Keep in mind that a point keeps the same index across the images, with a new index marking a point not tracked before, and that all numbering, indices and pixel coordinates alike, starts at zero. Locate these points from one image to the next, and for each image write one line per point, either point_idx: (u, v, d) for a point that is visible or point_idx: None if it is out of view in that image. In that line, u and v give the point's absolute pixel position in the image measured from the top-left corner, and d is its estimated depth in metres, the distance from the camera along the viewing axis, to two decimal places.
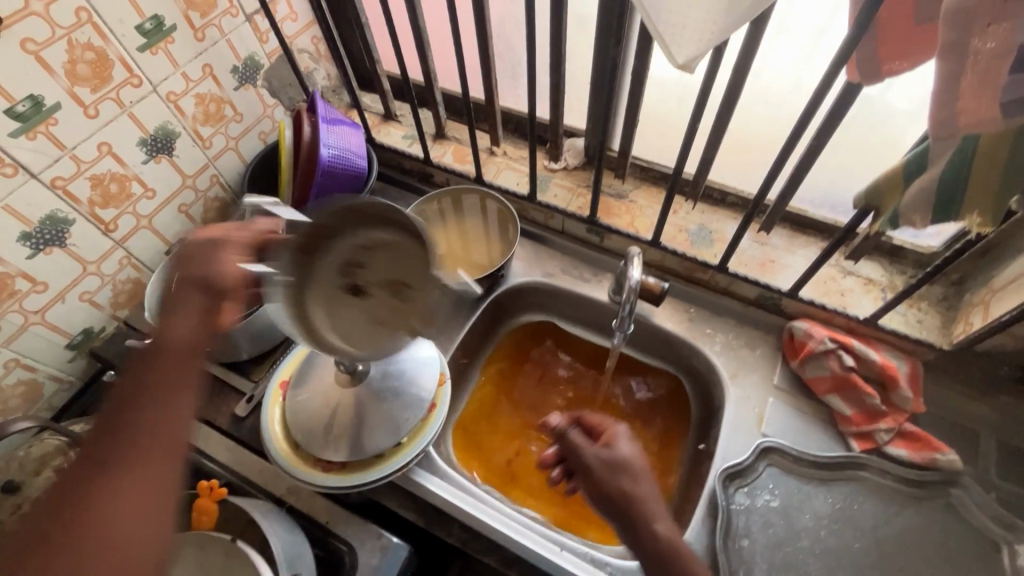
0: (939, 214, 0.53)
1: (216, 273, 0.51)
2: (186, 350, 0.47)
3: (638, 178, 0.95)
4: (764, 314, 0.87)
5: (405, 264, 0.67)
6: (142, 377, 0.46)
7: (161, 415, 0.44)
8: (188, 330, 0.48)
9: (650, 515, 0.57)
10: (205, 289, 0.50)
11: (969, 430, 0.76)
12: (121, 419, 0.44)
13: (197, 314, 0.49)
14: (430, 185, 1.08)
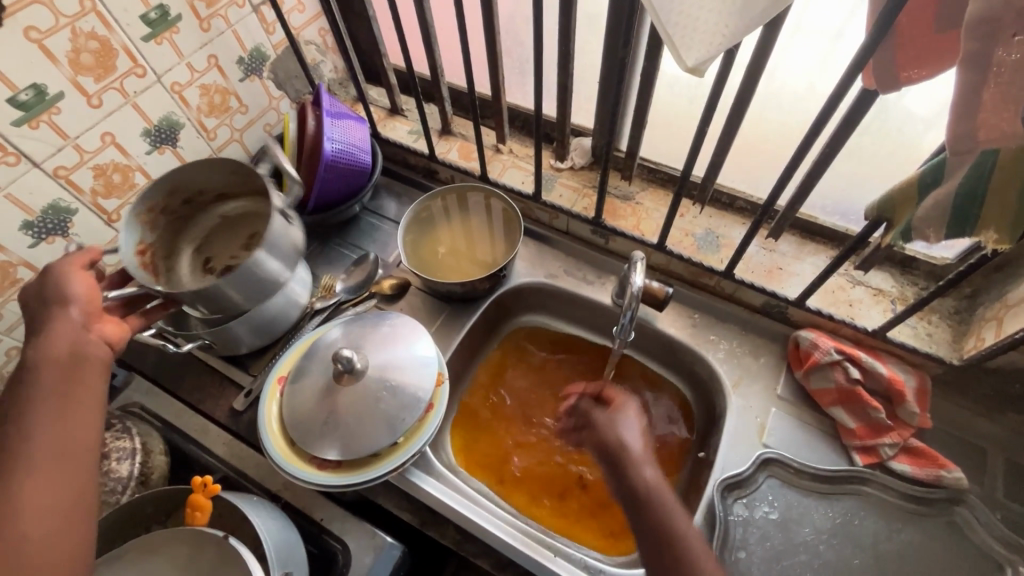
0: (954, 228, 0.51)
1: (70, 295, 0.58)
2: (69, 360, 0.55)
3: (646, 180, 0.94)
4: (770, 322, 0.86)
5: (244, 225, 0.90)
6: (26, 389, 0.52)
7: (54, 417, 0.51)
8: (72, 345, 0.56)
9: (637, 463, 0.63)
10: (65, 310, 0.57)
11: (976, 447, 0.75)
12: (12, 426, 0.50)
13: (79, 334, 0.57)
14: (434, 181, 1.07)
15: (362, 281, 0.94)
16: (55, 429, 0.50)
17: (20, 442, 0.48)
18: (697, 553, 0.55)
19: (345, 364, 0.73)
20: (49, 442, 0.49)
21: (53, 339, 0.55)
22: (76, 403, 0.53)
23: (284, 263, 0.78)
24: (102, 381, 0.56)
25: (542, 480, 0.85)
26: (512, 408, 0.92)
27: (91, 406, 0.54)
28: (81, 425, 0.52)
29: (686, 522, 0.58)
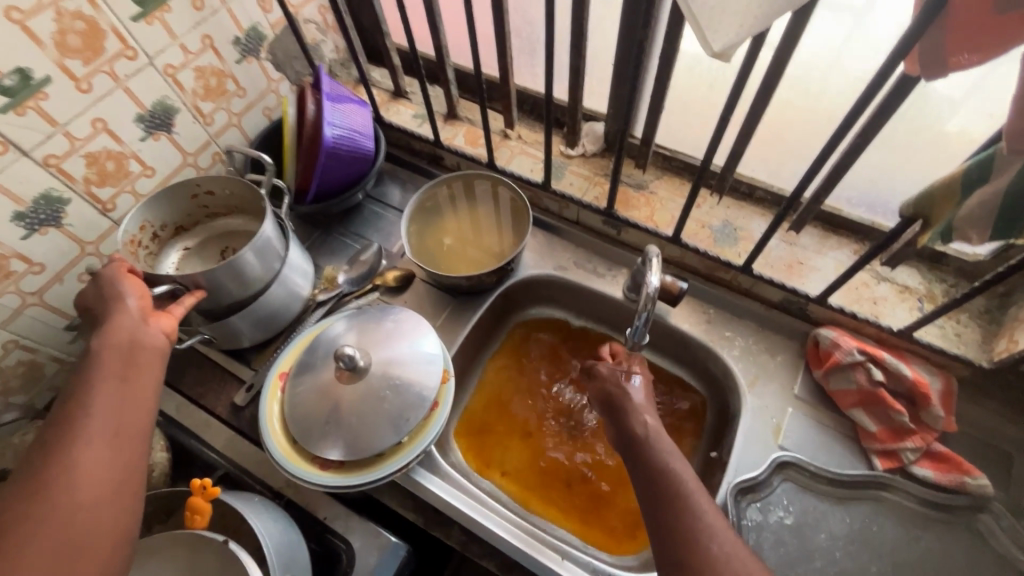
0: (999, 231, 0.47)
1: (123, 292, 0.62)
2: (126, 349, 0.58)
3: (661, 168, 0.89)
4: (788, 319, 0.82)
5: (211, 245, 0.86)
6: (86, 370, 0.56)
7: (110, 399, 0.54)
8: (131, 334, 0.59)
9: (638, 409, 0.64)
10: (122, 304, 0.61)
11: (1003, 452, 0.72)
12: (76, 408, 0.53)
13: (139, 326, 0.61)
14: (439, 167, 1.03)
15: (365, 273, 0.91)
16: (108, 411, 0.53)
17: (77, 420, 0.52)
18: (697, 495, 0.55)
19: (347, 363, 0.70)
20: (101, 422, 0.52)
21: (112, 330, 0.59)
22: (130, 391, 0.56)
23: (262, 257, 0.75)
24: (155, 371, 0.60)
25: (549, 477, 0.83)
26: (520, 401, 0.90)
27: (142, 393, 0.57)
28: (134, 411, 0.55)
29: (686, 463, 0.58)
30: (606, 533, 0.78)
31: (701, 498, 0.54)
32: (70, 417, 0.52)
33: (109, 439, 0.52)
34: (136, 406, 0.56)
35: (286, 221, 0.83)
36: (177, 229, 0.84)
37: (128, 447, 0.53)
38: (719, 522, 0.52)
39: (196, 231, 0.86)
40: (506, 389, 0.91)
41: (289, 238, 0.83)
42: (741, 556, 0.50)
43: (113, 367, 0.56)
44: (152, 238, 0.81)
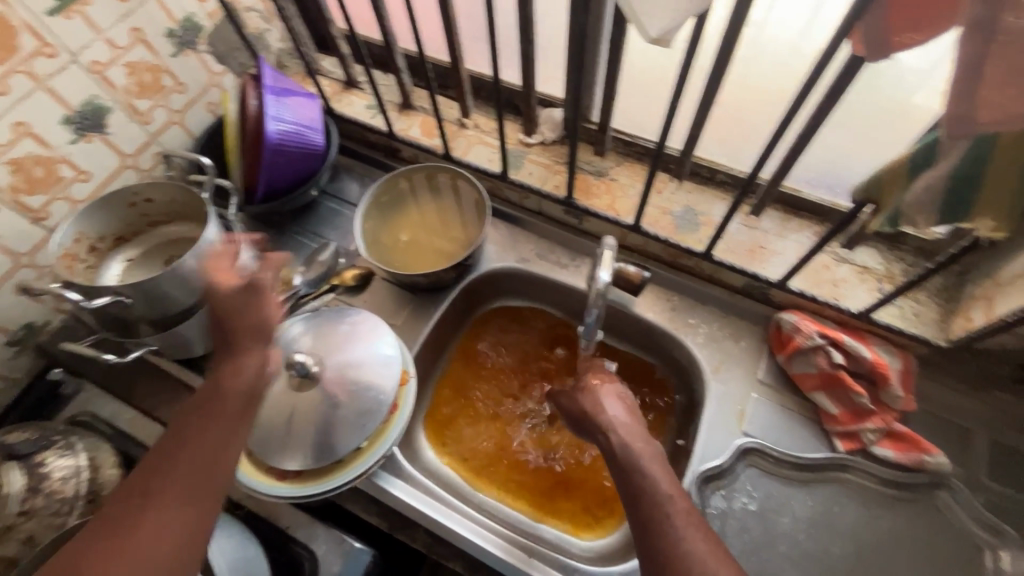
0: (945, 217, 0.46)
1: (264, 322, 0.59)
2: (233, 405, 0.55)
3: (621, 154, 0.87)
4: (751, 303, 0.81)
5: (155, 256, 0.82)
6: (201, 413, 0.53)
7: (212, 456, 0.52)
8: (231, 381, 0.56)
9: (607, 423, 0.60)
10: (260, 339, 0.58)
11: (961, 427, 0.72)
12: (179, 450, 0.51)
13: (252, 375, 0.57)
14: (397, 160, 1.00)
15: (321, 274, 0.88)
16: (202, 464, 0.51)
17: (178, 462, 0.50)
18: (677, 517, 0.51)
19: (299, 370, 0.68)
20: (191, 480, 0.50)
21: (226, 370, 0.56)
22: (219, 464, 0.52)
23: (205, 263, 0.72)
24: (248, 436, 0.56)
25: (515, 468, 0.82)
26: (487, 393, 0.88)
27: (227, 461, 0.53)
28: (218, 479, 0.52)
29: (663, 477, 0.54)
30: (578, 521, 0.78)
31: (679, 520, 0.51)
32: (172, 457, 0.51)
33: (186, 506, 0.49)
34: (223, 476, 0.52)
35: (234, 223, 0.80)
36: (117, 240, 0.80)
37: (195, 520, 0.49)
38: (700, 547, 0.49)
39: (138, 241, 0.82)
40: (472, 382, 0.89)
41: (236, 238, 0.79)
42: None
43: (222, 413, 0.54)
44: (90, 251, 0.77)
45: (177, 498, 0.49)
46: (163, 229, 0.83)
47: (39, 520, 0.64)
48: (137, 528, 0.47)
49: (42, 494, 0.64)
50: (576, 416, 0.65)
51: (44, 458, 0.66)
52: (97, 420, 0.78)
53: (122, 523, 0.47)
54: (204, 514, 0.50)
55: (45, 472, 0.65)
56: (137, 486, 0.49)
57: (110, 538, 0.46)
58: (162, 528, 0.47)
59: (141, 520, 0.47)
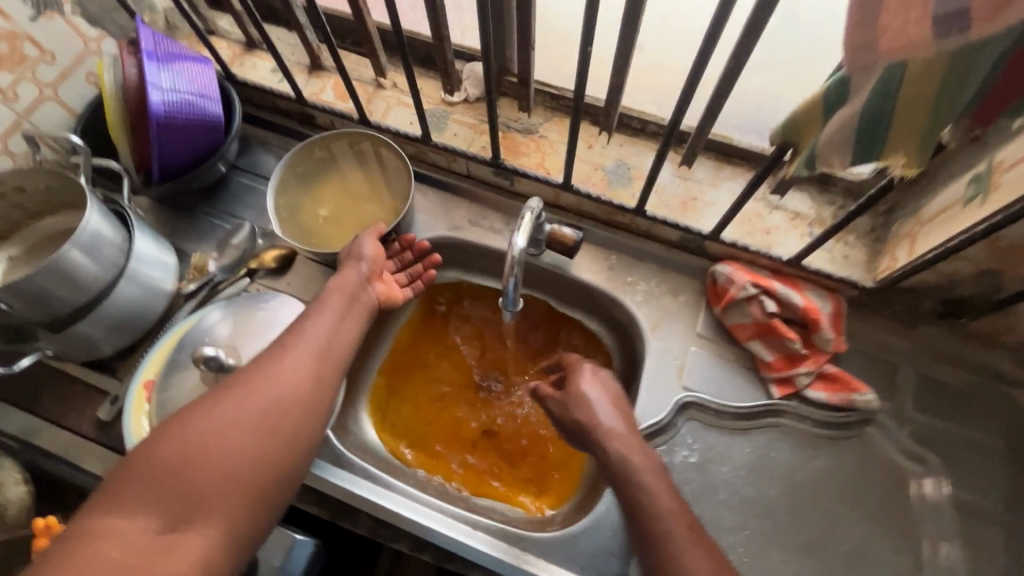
0: (860, 157, 0.45)
1: (366, 251, 0.70)
2: (347, 299, 0.64)
3: (548, 109, 0.83)
4: (687, 257, 0.80)
5: (37, 251, 0.73)
6: (319, 300, 0.63)
7: (328, 326, 0.60)
8: (349, 283, 0.66)
9: (603, 435, 0.60)
10: (363, 259, 0.69)
11: (889, 364, 0.74)
12: (304, 322, 0.60)
13: (356, 281, 0.67)
14: (313, 127, 0.92)
15: (238, 259, 0.83)
16: (323, 332, 0.59)
17: (304, 327, 0.59)
18: (679, 538, 0.51)
19: (212, 364, 0.63)
20: (314, 341, 0.58)
21: (340, 279, 0.66)
22: (340, 333, 0.61)
23: (93, 256, 0.66)
24: (361, 329, 0.65)
25: (461, 442, 0.81)
26: (429, 367, 0.85)
27: (344, 338, 0.61)
28: (341, 343, 0.60)
29: (660, 492, 0.55)
30: (524, 491, 0.78)
31: (679, 537, 0.51)
32: (298, 327, 0.59)
33: (319, 357, 0.57)
34: (343, 346, 0.60)
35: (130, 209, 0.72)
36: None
37: (326, 373, 0.57)
38: (704, 569, 0.49)
39: (20, 236, 0.74)
40: (411, 359, 0.86)
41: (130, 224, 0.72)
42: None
43: (336, 300, 0.63)
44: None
45: (311, 349, 0.57)
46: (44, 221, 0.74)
47: None
48: (281, 363, 0.54)
49: None
50: (569, 426, 0.64)
51: None
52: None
53: (267, 360, 0.54)
54: (332, 370, 0.58)
55: None
56: (273, 344, 0.57)
57: (260, 363, 0.54)
58: (302, 368, 0.55)
59: (283, 358, 0.55)
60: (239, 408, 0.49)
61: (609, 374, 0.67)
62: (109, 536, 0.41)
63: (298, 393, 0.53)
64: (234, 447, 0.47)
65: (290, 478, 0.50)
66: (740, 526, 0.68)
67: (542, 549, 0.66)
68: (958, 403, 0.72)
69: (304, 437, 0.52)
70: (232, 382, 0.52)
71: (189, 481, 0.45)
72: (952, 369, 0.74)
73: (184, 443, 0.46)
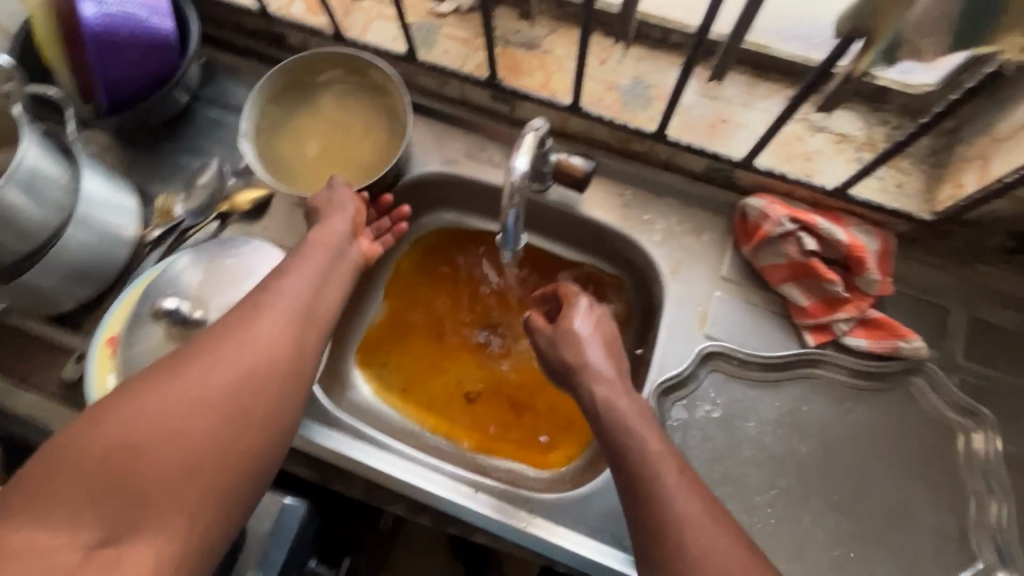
0: (955, 39, 0.35)
1: (342, 201, 0.61)
2: (329, 254, 0.56)
3: (554, 18, 0.71)
4: (712, 190, 0.70)
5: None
6: (295, 257, 0.55)
7: (306, 286, 0.52)
8: (331, 236, 0.58)
9: (590, 378, 0.54)
10: (344, 207, 0.61)
11: (939, 307, 0.66)
12: (276, 279, 0.51)
13: (337, 233, 0.59)
14: (285, 50, 0.81)
15: (206, 200, 0.74)
16: (301, 292, 0.51)
17: (277, 286, 0.50)
18: (669, 482, 0.46)
19: (173, 318, 0.58)
20: (290, 303, 0.49)
21: (323, 230, 0.58)
22: (322, 295, 0.53)
23: (37, 200, 0.58)
24: (345, 290, 0.57)
25: (461, 396, 0.75)
26: (425, 315, 0.78)
27: (326, 302, 0.53)
28: (321, 307, 0.52)
29: (667, 462, 0.47)
30: (529, 451, 0.72)
31: (667, 477, 0.46)
32: (270, 285, 0.51)
33: (296, 322, 0.48)
34: (325, 310, 0.52)
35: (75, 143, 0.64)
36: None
37: (303, 343, 0.48)
38: (694, 510, 0.44)
39: None
40: (404, 308, 0.78)
41: (79, 159, 0.64)
42: (724, 554, 0.42)
43: (314, 256, 0.55)
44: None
45: (286, 314, 0.48)
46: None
47: None
48: (248, 331, 0.46)
49: None
50: (555, 369, 0.58)
51: None
52: None
53: (231, 329, 0.46)
54: (311, 339, 0.49)
55: None
56: (240, 306, 0.48)
57: (223, 332, 0.45)
58: (273, 339, 0.46)
59: (251, 325, 0.46)
60: (195, 391, 0.41)
61: (607, 312, 0.61)
62: (31, 553, 0.33)
63: (269, 368, 0.45)
64: (190, 437, 0.39)
65: (261, 468, 0.43)
66: (766, 485, 0.62)
67: (549, 511, 0.61)
68: (1016, 351, 0.65)
69: (279, 420, 0.44)
70: (189, 353, 0.44)
71: (133, 479, 0.37)
72: (1009, 313, 0.65)
73: (127, 434, 0.38)
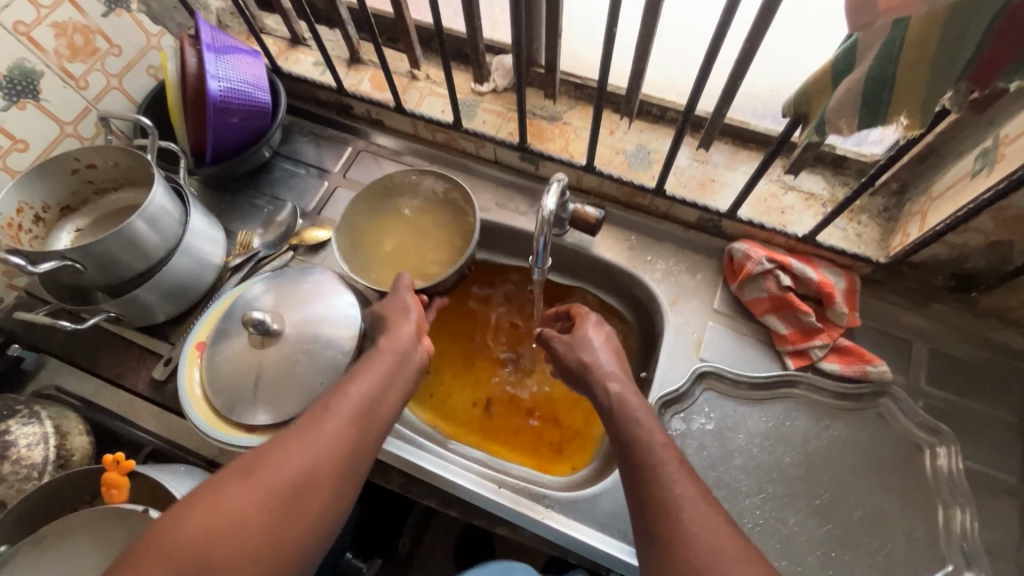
0: (864, 121, 0.48)
1: (408, 310, 0.69)
2: (397, 357, 0.62)
3: (573, 97, 0.88)
4: (704, 237, 0.84)
5: (103, 223, 0.79)
6: (366, 360, 0.61)
7: (371, 388, 0.57)
8: (397, 342, 0.64)
9: (603, 376, 0.64)
10: (410, 314, 0.68)
11: (902, 340, 0.77)
12: (347, 381, 0.58)
13: (404, 338, 0.65)
14: (350, 117, 0.98)
15: (280, 234, 0.89)
16: (368, 396, 0.57)
17: (349, 387, 0.57)
18: (666, 466, 0.53)
19: (259, 328, 0.68)
20: (358, 405, 0.55)
21: (391, 337, 0.64)
22: (387, 396, 0.58)
23: (156, 230, 0.72)
24: (406, 390, 0.62)
25: (484, 411, 0.85)
26: (456, 340, 0.90)
27: (389, 402, 0.58)
28: (383, 407, 0.57)
29: (672, 461, 0.53)
30: (543, 462, 0.81)
31: (666, 459, 0.53)
32: (342, 386, 0.57)
33: (360, 422, 0.54)
34: (385, 409, 0.57)
35: (185, 184, 0.79)
36: (64, 210, 0.78)
37: (361, 441, 0.53)
38: (690, 491, 0.50)
39: (87, 210, 0.80)
40: (439, 331, 0.91)
41: (187, 199, 0.78)
42: (712, 526, 0.48)
43: (382, 359, 0.61)
44: (35, 221, 0.75)
45: (350, 414, 0.54)
46: (115, 196, 0.81)
47: (13, 485, 0.65)
48: (316, 430, 0.51)
49: (8, 462, 0.64)
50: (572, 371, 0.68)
51: (7, 427, 0.66)
52: (63, 393, 0.80)
53: (304, 426, 0.52)
54: (369, 437, 0.54)
55: (10, 440, 0.65)
56: (317, 404, 0.55)
57: (298, 428, 0.51)
58: (337, 438, 0.51)
59: (320, 424, 0.52)
60: (269, 479, 0.47)
61: (614, 331, 0.72)
62: None
63: (330, 465, 0.50)
64: (259, 526, 0.44)
65: (309, 557, 0.47)
66: (755, 490, 0.70)
67: (565, 508, 0.69)
68: (974, 379, 0.74)
69: (329, 515, 0.48)
70: (270, 447, 0.49)
71: (207, 561, 0.41)
72: (964, 345, 0.76)
73: (209, 520, 0.43)
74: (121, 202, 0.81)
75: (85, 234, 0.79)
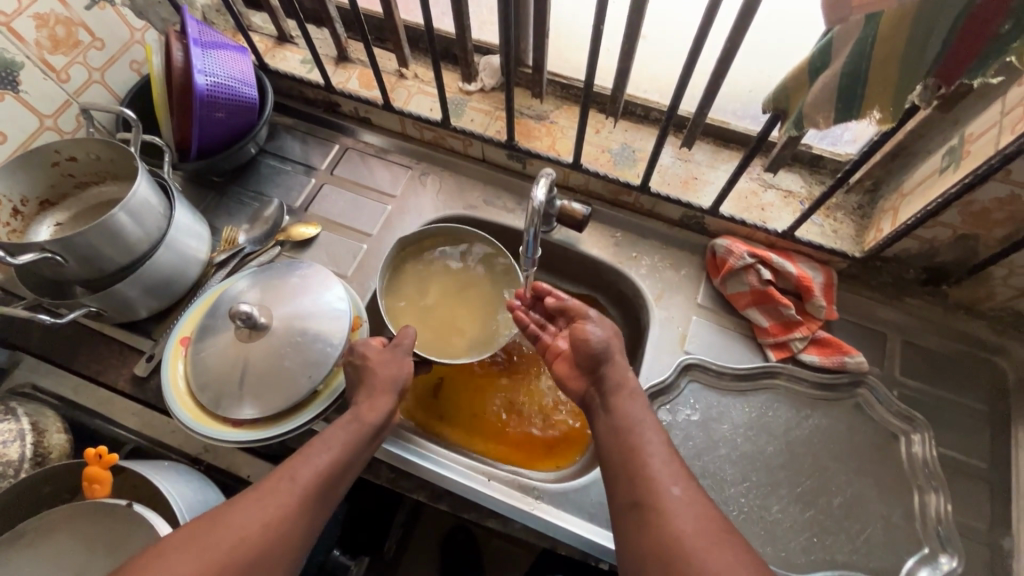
0: (840, 115, 0.51)
1: (400, 373, 0.67)
2: (367, 430, 0.62)
3: (559, 97, 0.90)
4: (689, 234, 0.86)
5: (85, 217, 0.78)
6: (335, 426, 0.61)
7: (331, 462, 0.57)
8: (374, 416, 0.63)
9: (611, 363, 0.63)
10: (396, 373, 0.67)
11: (877, 332, 0.80)
12: (312, 449, 0.58)
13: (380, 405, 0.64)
14: (337, 115, 0.99)
15: (266, 231, 0.88)
16: (327, 470, 0.56)
17: (312, 458, 0.56)
18: (652, 447, 0.54)
19: (245, 321, 0.68)
20: (316, 479, 0.55)
21: (369, 402, 0.63)
22: (346, 471, 0.58)
23: (141, 225, 0.71)
24: (364, 461, 0.62)
25: (473, 408, 0.85)
26: None
27: (346, 477, 0.58)
28: (340, 483, 0.57)
29: (657, 441, 0.55)
30: (531, 457, 0.81)
31: (648, 438, 0.55)
32: (305, 454, 0.57)
33: (314, 499, 0.54)
34: (341, 485, 0.57)
35: (168, 176, 0.77)
36: (43, 204, 0.77)
37: (314, 516, 0.54)
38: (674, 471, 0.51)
39: (67, 204, 0.79)
40: None
41: (172, 191, 0.77)
42: (695, 503, 0.49)
43: (351, 430, 0.61)
44: (13, 214, 0.74)
45: (311, 487, 0.54)
46: (97, 190, 0.80)
47: None
48: (270, 503, 0.51)
49: None
50: (578, 364, 0.66)
51: None
52: (38, 390, 0.78)
53: (264, 493, 0.52)
54: (320, 513, 0.55)
55: None
56: (277, 473, 0.55)
57: (254, 497, 0.51)
58: (293, 512, 0.52)
59: (277, 494, 0.52)
60: (212, 551, 0.47)
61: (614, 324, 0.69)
62: None
63: (279, 541, 0.50)
64: None
65: None
66: (739, 479, 0.72)
67: (555, 499, 0.70)
68: (944, 369, 0.77)
69: None
70: (221, 515, 0.50)
71: None
72: (935, 337, 0.79)
73: None
74: (102, 197, 0.80)
75: (63, 228, 0.78)
